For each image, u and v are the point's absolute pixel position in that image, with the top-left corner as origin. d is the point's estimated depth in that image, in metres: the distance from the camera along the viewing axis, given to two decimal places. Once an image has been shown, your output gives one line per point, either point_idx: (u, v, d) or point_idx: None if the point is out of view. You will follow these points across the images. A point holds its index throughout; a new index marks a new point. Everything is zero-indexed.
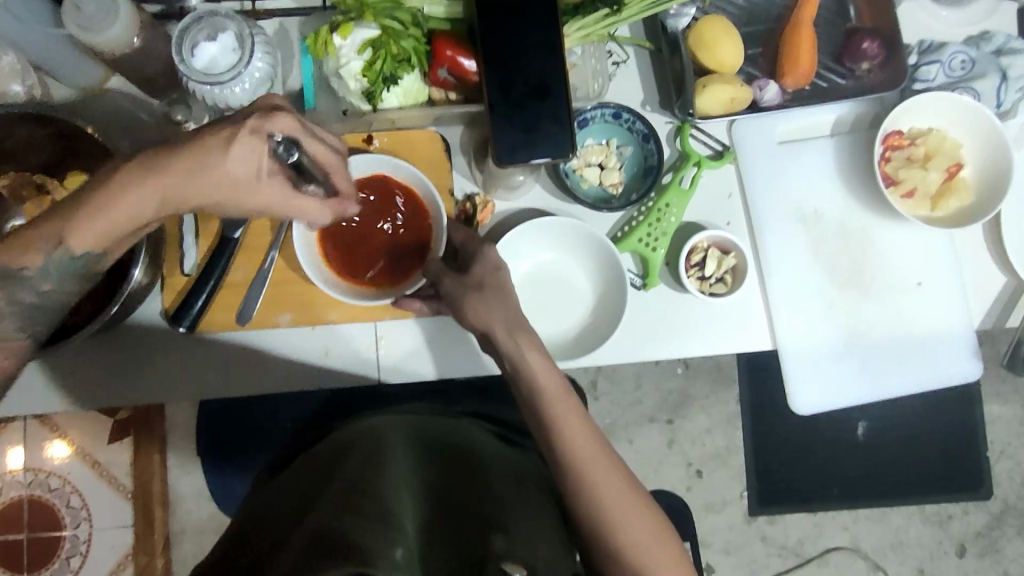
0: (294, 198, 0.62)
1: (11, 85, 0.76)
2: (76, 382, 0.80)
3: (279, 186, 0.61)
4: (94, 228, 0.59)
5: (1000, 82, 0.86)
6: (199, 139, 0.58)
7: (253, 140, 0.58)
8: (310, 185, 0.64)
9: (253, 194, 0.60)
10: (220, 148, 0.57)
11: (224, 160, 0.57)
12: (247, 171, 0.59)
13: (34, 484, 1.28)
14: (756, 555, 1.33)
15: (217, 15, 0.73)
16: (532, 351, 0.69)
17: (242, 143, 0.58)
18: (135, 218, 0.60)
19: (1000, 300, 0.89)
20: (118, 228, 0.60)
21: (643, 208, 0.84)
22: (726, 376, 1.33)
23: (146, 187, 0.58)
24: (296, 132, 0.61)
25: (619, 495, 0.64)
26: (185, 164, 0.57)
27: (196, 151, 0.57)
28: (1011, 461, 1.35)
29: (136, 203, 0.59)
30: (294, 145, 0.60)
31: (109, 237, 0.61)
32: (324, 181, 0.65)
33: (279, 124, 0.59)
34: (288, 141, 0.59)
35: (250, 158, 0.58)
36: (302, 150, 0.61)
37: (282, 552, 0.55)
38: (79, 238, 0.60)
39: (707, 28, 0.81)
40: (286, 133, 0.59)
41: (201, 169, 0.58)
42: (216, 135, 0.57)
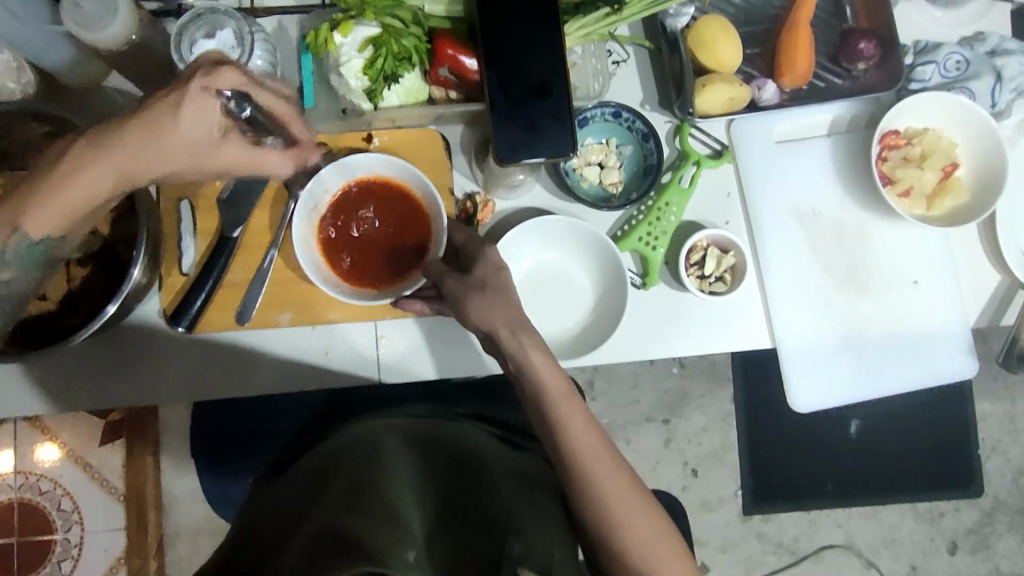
0: (256, 151, 0.62)
1: (6, 83, 0.75)
2: (73, 382, 0.79)
3: (235, 141, 0.61)
4: (48, 213, 0.61)
5: (995, 83, 0.87)
6: (148, 103, 0.58)
7: (206, 98, 0.58)
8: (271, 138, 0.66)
9: (215, 153, 0.61)
10: (171, 112, 0.58)
11: (177, 122, 0.58)
12: (201, 130, 0.59)
13: (24, 487, 1.26)
14: (751, 553, 1.34)
15: (216, 12, 0.73)
16: (536, 353, 0.68)
17: (191, 101, 0.58)
18: (88, 199, 0.62)
19: (995, 299, 0.90)
20: (75, 207, 0.62)
21: (642, 207, 0.84)
22: (720, 374, 1.34)
23: (102, 163, 0.59)
24: (246, 86, 0.60)
25: (625, 496, 0.64)
26: (138, 134, 0.58)
27: (148, 120, 0.58)
28: (1001, 458, 1.36)
29: (93, 180, 0.60)
30: (244, 97, 0.60)
31: (66, 218, 0.63)
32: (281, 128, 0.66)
33: (227, 77, 0.58)
34: (238, 95, 0.59)
35: (201, 120, 0.59)
36: (254, 104, 0.61)
37: (286, 550, 0.55)
38: (35, 223, 0.62)
39: (706, 27, 0.81)
40: (234, 87, 0.59)
41: (153, 140, 0.58)
42: (164, 99, 0.58)
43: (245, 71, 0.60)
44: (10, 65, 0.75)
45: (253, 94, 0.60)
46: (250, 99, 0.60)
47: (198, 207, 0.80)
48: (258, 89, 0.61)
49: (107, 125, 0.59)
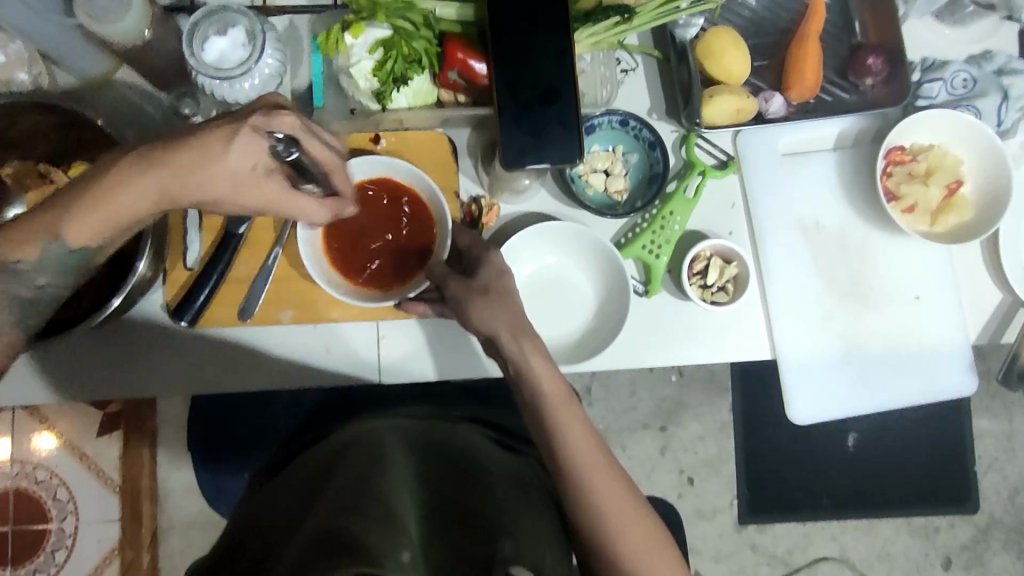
0: (293, 193, 0.62)
1: (17, 73, 0.78)
2: (74, 374, 0.79)
3: (276, 183, 0.61)
4: (89, 221, 0.60)
5: (1002, 101, 0.88)
6: (205, 132, 0.58)
7: (255, 138, 0.58)
8: (309, 185, 0.67)
9: (257, 190, 0.60)
10: (220, 145, 0.58)
11: (225, 159, 0.58)
12: (245, 169, 0.59)
13: (20, 476, 1.27)
14: (745, 563, 1.34)
15: (228, 11, 0.73)
16: (537, 358, 0.68)
17: (242, 143, 0.58)
18: (131, 212, 0.60)
19: (996, 317, 0.90)
20: (115, 222, 0.61)
21: (646, 216, 0.85)
22: (719, 384, 1.34)
23: (146, 182, 0.59)
24: (297, 133, 0.61)
25: (620, 502, 0.64)
26: (188, 157, 0.58)
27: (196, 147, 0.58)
28: (997, 475, 1.36)
29: (132, 199, 0.59)
30: (294, 144, 0.61)
31: (104, 230, 0.61)
32: (323, 178, 0.67)
33: (282, 124, 0.60)
34: (288, 141, 0.60)
35: (249, 157, 0.58)
36: (301, 149, 0.61)
37: (286, 550, 0.55)
38: (76, 231, 0.61)
39: (716, 39, 0.81)
40: (287, 132, 0.60)
41: (199, 170, 0.58)
42: (216, 131, 0.58)
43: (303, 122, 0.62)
44: (22, 55, 0.78)
45: (304, 144, 0.62)
46: (297, 145, 0.61)
47: None
48: (311, 141, 0.62)
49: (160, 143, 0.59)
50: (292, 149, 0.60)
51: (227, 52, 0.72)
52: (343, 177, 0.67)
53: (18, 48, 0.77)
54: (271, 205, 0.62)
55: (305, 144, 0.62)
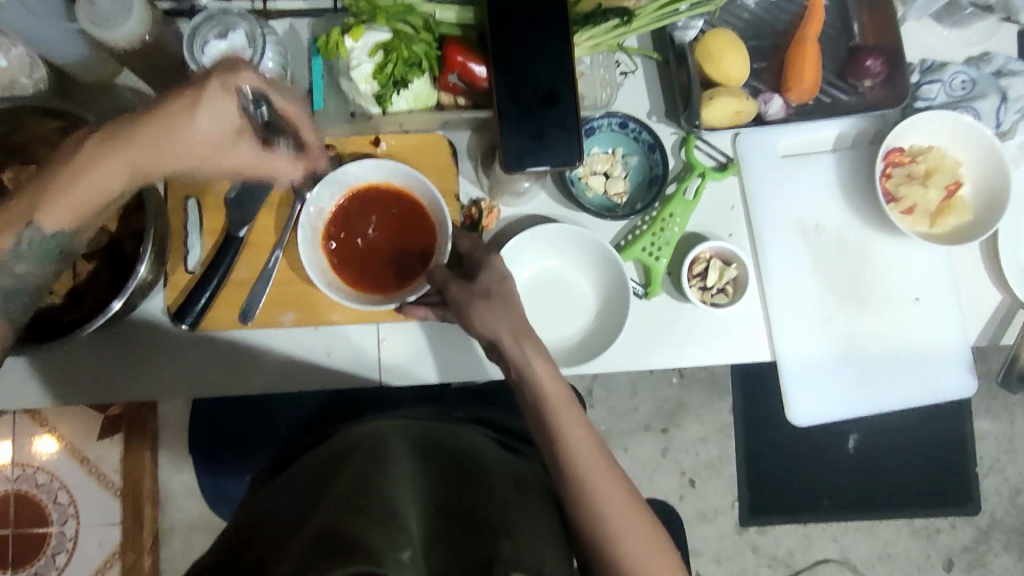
0: (263, 155, 0.63)
1: (20, 77, 0.77)
2: (76, 377, 0.79)
3: (250, 142, 0.62)
4: (61, 204, 0.60)
5: (1000, 103, 0.88)
6: (167, 100, 0.58)
7: (223, 96, 0.58)
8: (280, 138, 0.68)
9: (229, 151, 0.61)
10: (187, 111, 0.58)
11: (193, 124, 0.58)
12: (218, 131, 0.59)
13: (21, 479, 1.27)
14: (746, 565, 1.34)
15: (229, 14, 0.74)
16: (538, 360, 0.68)
17: (209, 101, 0.58)
18: (104, 191, 0.60)
19: (996, 318, 0.90)
20: (89, 204, 0.61)
21: (646, 218, 0.85)
22: (719, 385, 1.34)
23: (116, 158, 0.59)
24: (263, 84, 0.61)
25: (620, 504, 0.64)
26: (154, 127, 0.58)
27: (163, 115, 0.58)
28: (999, 476, 1.36)
29: (104, 175, 0.59)
30: (263, 103, 0.64)
31: (79, 213, 0.61)
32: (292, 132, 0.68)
33: (246, 79, 0.59)
34: (256, 96, 0.62)
35: (218, 116, 0.59)
36: (269, 104, 0.63)
37: (286, 551, 0.55)
38: (49, 216, 0.60)
39: (715, 42, 0.82)
40: (254, 87, 0.61)
41: (167, 134, 0.58)
42: (182, 96, 0.58)
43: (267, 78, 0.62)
44: (25, 60, 0.77)
45: (272, 96, 0.62)
46: (265, 99, 0.63)
47: (204, 206, 0.80)
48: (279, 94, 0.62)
49: (128, 120, 0.59)
50: (260, 104, 0.63)
51: (228, 56, 0.73)
52: (309, 128, 0.68)
53: (21, 53, 0.76)
54: (250, 162, 0.63)
55: (272, 96, 0.62)
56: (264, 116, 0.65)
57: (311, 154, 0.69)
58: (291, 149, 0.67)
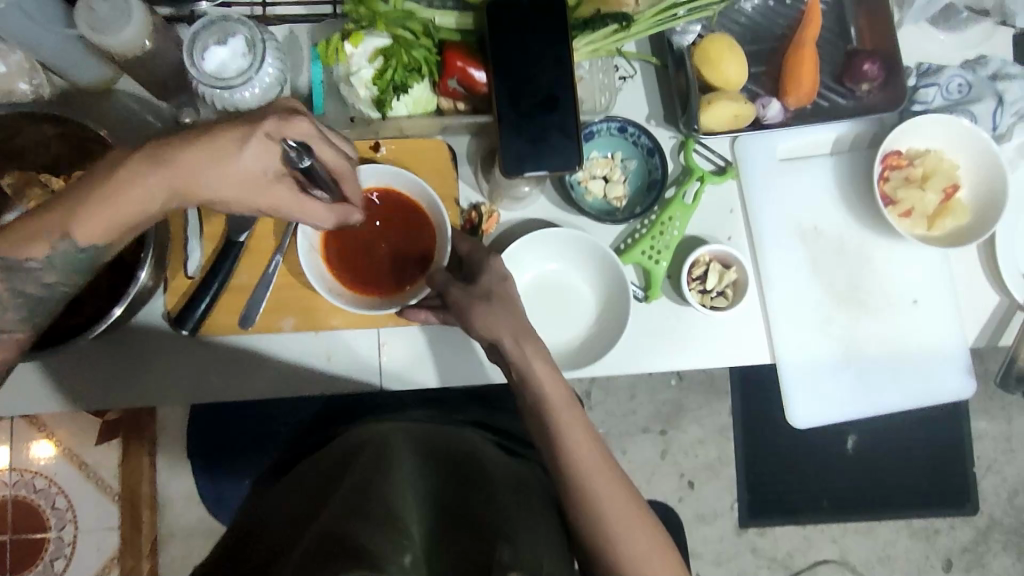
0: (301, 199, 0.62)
1: (18, 83, 0.77)
2: (76, 382, 0.79)
3: (287, 189, 0.62)
4: (97, 220, 0.60)
5: (996, 106, 0.89)
6: (214, 134, 0.58)
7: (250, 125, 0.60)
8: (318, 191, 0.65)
9: (264, 192, 0.61)
10: (234, 146, 0.58)
11: (238, 157, 0.59)
12: (258, 169, 0.60)
13: (19, 485, 1.26)
14: (745, 566, 1.34)
15: (228, 20, 0.74)
16: (539, 362, 0.68)
17: (253, 144, 0.59)
18: (138, 212, 0.60)
19: (994, 320, 0.90)
20: (120, 221, 0.61)
21: (645, 221, 0.85)
22: (718, 388, 1.34)
23: (152, 185, 0.59)
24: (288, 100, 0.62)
25: (621, 507, 0.64)
26: (199, 155, 0.58)
27: (212, 147, 0.58)
28: (996, 476, 1.37)
29: (143, 197, 0.59)
30: (305, 150, 0.60)
31: (113, 228, 0.61)
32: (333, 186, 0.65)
33: (298, 128, 0.61)
34: (301, 147, 0.60)
35: (263, 156, 0.60)
36: (313, 157, 0.61)
37: (291, 555, 0.55)
38: (83, 231, 0.60)
39: (711, 47, 0.82)
40: (300, 140, 0.60)
41: (211, 165, 0.59)
42: (230, 132, 0.58)
43: (313, 124, 0.62)
44: (23, 65, 0.76)
45: (315, 149, 0.62)
46: (309, 151, 0.60)
47: (204, 210, 0.81)
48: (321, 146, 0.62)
49: (167, 141, 0.59)
50: (305, 157, 0.60)
51: (228, 62, 0.73)
52: (352, 183, 0.67)
53: (19, 60, 0.76)
54: (281, 207, 0.63)
55: (315, 149, 0.62)
56: (305, 165, 0.60)
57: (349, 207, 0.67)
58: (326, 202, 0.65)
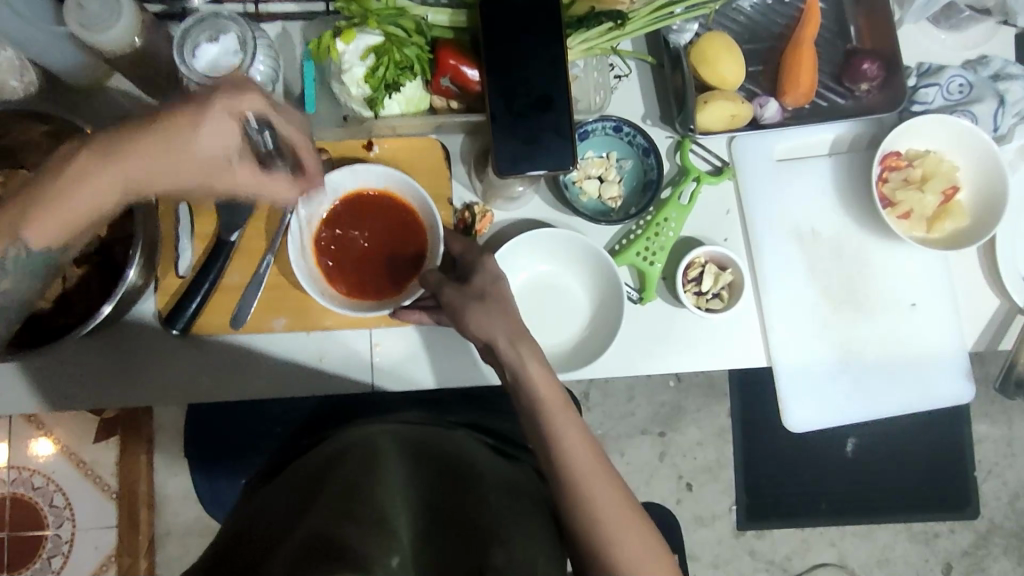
0: (263, 176, 0.63)
1: (9, 79, 0.75)
2: (68, 382, 0.79)
3: (248, 165, 0.62)
4: (46, 219, 0.57)
5: (998, 107, 0.87)
6: (164, 120, 0.57)
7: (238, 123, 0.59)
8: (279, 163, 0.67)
9: (223, 172, 0.60)
10: (190, 126, 0.57)
11: (195, 138, 0.57)
12: (216, 149, 0.58)
13: (17, 482, 1.26)
14: (744, 570, 1.33)
15: (220, 17, 0.73)
16: (533, 361, 0.67)
17: (209, 121, 0.57)
18: (94, 206, 0.58)
19: (995, 323, 0.89)
20: (76, 220, 0.58)
21: (641, 222, 0.84)
22: (717, 389, 1.33)
23: (107, 175, 0.57)
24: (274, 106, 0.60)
25: (614, 510, 0.63)
26: (151, 142, 0.56)
27: (163, 128, 0.56)
28: (997, 481, 1.35)
29: (96, 190, 0.57)
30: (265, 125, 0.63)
31: (66, 229, 0.59)
32: (290, 156, 0.68)
33: (250, 101, 0.58)
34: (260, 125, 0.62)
35: (219, 134, 0.58)
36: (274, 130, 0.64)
37: (276, 555, 0.55)
38: (37, 232, 0.58)
39: (710, 45, 0.81)
40: (258, 113, 0.60)
41: (163, 149, 0.57)
42: (181, 113, 0.57)
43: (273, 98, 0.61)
44: (14, 63, 0.75)
45: (273, 121, 0.62)
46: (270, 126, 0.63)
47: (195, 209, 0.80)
48: (279, 114, 0.61)
49: (121, 132, 0.57)
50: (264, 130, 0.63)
51: (219, 60, 0.72)
52: (313, 156, 0.68)
53: (9, 57, 0.74)
54: (245, 184, 0.62)
55: (274, 121, 0.62)
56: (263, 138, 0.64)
57: (311, 177, 0.69)
58: (287, 171, 0.67)
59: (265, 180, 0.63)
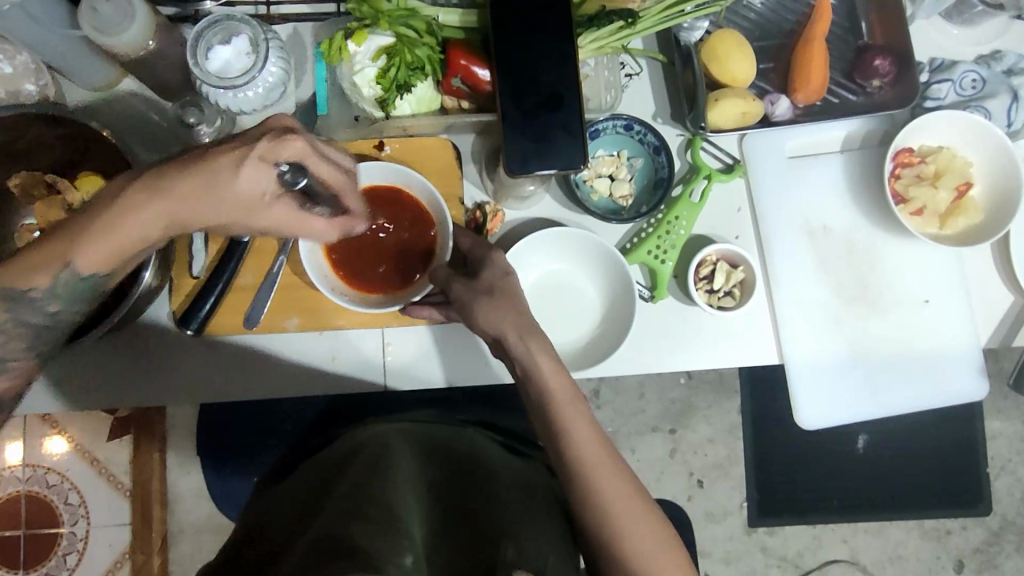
0: (301, 215, 0.60)
1: (25, 84, 0.78)
2: (84, 384, 0.80)
3: (288, 208, 0.59)
4: (98, 247, 0.58)
5: (1011, 102, 0.86)
6: (208, 155, 0.56)
7: (265, 166, 0.56)
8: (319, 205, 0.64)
9: (258, 214, 0.59)
10: (229, 168, 0.55)
11: (233, 181, 0.55)
12: (255, 191, 0.57)
13: (32, 481, 1.27)
14: (755, 566, 1.33)
15: (232, 19, 0.74)
16: (541, 354, 0.67)
17: (249, 164, 0.55)
18: (139, 240, 0.58)
19: (1008, 320, 0.89)
20: (120, 248, 0.58)
21: (652, 220, 0.84)
22: (728, 386, 1.33)
23: (152, 209, 0.56)
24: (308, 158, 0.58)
25: (626, 505, 0.63)
26: (196, 182, 0.55)
27: (207, 169, 0.55)
28: (1011, 477, 1.35)
29: (140, 225, 0.57)
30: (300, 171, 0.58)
31: (114, 256, 0.59)
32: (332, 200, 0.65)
33: (291, 148, 0.57)
34: (294, 169, 0.58)
35: (258, 182, 0.56)
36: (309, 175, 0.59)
37: (289, 554, 0.55)
38: (85, 259, 0.58)
39: (720, 42, 0.81)
40: (293, 159, 0.57)
41: (206, 190, 0.56)
42: (224, 156, 0.55)
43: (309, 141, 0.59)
44: (30, 67, 0.78)
45: (312, 167, 0.59)
46: (306, 171, 0.59)
47: None
48: (318, 161, 0.59)
49: (170, 171, 0.56)
50: (300, 177, 0.58)
51: (231, 62, 0.73)
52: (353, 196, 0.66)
53: (26, 61, 0.78)
54: (278, 224, 0.61)
55: (313, 167, 0.59)
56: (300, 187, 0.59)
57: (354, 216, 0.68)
58: (327, 214, 0.64)
59: (304, 221, 0.61)
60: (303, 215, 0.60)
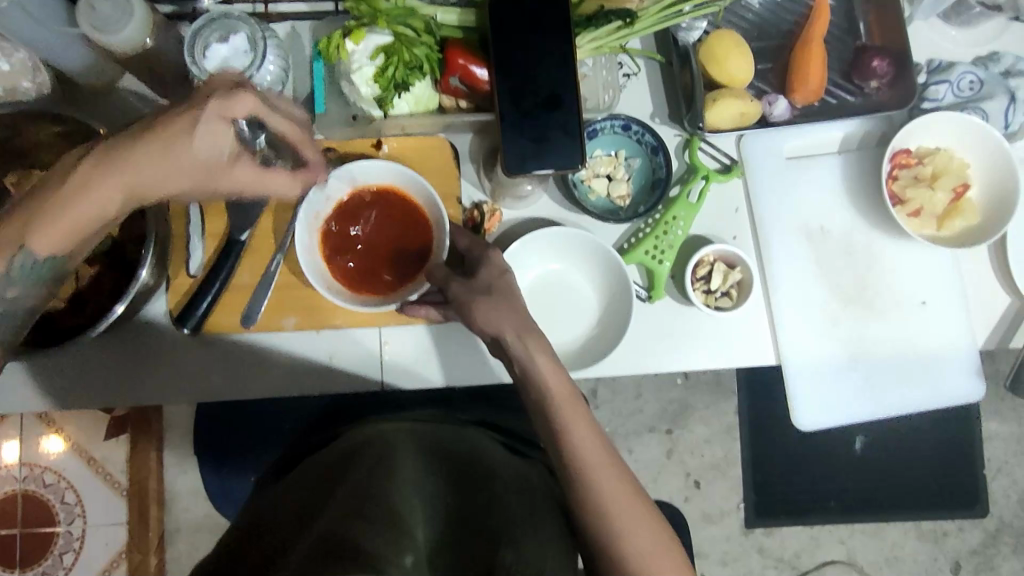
0: (265, 173, 0.59)
1: (20, 82, 0.76)
2: (81, 382, 0.80)
3: (247, 166, 0.58)
4: (55, 227, 0.57)
5: (1008, 104, 0.87)
6: (162, 120, 0.55)
7: (220, 121, 0.55)
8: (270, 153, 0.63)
9: (222, 176, 0.58)
10: (185, 131, 0.55)
11: (191, 144, 0.55)
12: (211, 153, 0.56)
13: (28, 480, 1.27)
14: (752, 566, 1.33)
15: (230, 18, 0.74)
16: (540, 354, 0.67)
17: (204, 122, 0.55)
18: (96, 216, 0.58)
19: (1005, 321, 0.89)
20: (78, 227, 0.58)
21: (650, 220, 0.84)
22: (725, 387, 1.33)
23: (108, 184, 0.56)
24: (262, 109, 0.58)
25: (624, 506, 0.62)
26: (151, 148, 0.55)
27: (162, 129, 0.54)
28: (1007, 478, 1.35)
29: (99, 199, 0.56)
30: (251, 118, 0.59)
31: (72, 236, 0.59)
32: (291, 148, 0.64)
33: (244, 104, 0.56)
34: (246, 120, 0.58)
35: (214, 143, 0.56)
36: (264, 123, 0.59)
37: (289, 553, 0.55)
38: (42, 240, 0.58)
39: (718, 42, 0.81)
40: (249, 112, 0.57)
41: (161, 155, 0.55)
42: (178, 115, 0.55)
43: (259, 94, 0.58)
44: (26, 64, 0.76)
45: (266, 117, 0.59)
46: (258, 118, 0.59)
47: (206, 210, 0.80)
48: (271, 112, 0.59)
49: (115, 142, 0.56)
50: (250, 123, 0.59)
51: (229, 60, 0.73)
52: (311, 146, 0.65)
53: (22, 59, 0.75)
54: (242, 188, 0.60)
55: (267, 117, 0.59)
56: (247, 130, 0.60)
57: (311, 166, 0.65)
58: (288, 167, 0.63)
59: (270, 178, 0.60)
60: (264, 172, 0.59)
